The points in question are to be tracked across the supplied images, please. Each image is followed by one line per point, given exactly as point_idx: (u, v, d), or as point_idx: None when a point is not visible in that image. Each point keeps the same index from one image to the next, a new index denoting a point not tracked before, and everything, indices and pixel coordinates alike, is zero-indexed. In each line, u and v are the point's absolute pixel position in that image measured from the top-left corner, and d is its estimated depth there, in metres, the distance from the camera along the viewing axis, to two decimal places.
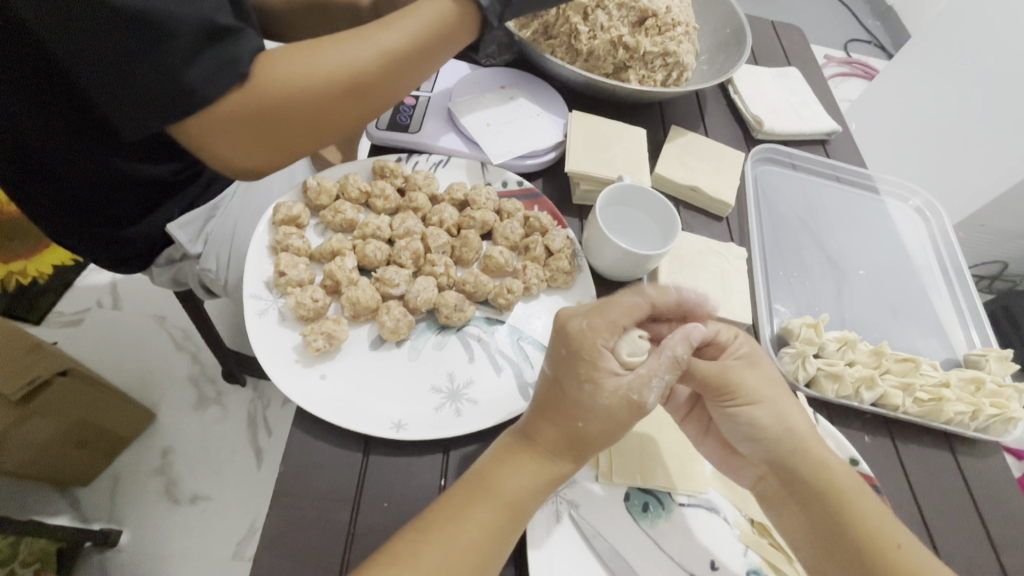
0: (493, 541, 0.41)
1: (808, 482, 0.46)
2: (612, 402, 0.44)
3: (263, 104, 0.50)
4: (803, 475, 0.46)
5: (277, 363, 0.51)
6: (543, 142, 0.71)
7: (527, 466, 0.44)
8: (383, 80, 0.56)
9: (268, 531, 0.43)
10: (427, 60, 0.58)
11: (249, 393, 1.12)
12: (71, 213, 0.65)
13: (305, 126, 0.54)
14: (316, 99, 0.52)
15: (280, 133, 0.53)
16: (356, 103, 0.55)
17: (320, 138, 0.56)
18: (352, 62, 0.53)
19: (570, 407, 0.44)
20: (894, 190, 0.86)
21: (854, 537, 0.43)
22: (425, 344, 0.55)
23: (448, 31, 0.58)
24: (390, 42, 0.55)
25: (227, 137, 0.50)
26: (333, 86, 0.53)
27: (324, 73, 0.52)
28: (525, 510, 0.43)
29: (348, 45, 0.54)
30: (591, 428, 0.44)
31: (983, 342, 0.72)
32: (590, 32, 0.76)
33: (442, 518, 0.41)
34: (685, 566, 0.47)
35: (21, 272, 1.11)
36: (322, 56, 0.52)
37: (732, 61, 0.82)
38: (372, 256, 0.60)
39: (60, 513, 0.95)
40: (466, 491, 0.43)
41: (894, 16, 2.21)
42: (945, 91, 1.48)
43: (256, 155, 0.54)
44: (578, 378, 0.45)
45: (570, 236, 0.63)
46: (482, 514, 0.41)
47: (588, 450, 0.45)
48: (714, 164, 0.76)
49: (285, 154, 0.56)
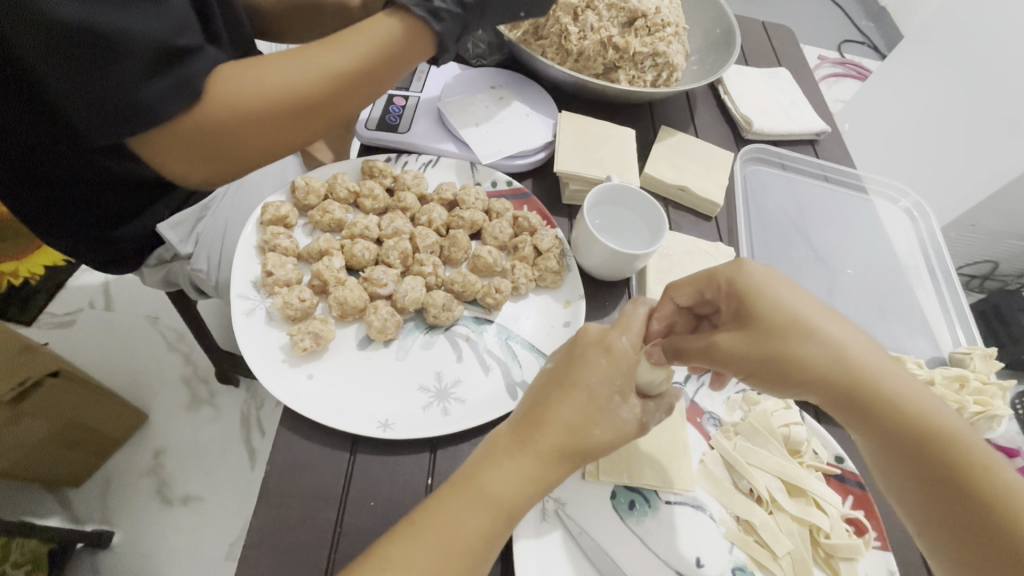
0: (482, 547, 0.40)
1: (854, 396, 0.42)
2: (627, 418, 0.45)
3: (206, 128, 0.49)
4: (844, 389, 0.42)
5: (264, 363, 0.51)
6: (532, 142, 0.71)
7: (524, 472, 0.42)
8: (333, 101, 0.54)
9: (253, 530, 0.43)
10: (382, 78, 0.57)
11: (242, 393, 1.12)
12: (61, 214, 0.64)
13: (251, 146, 0.53)
14: (260, 121, 0.51)
15: (228, 151, 0.52)
16: (304, 123, 0.54)
17: (270, 154, 0.56)
18: (298, 84, 0.52)
19: (597, 416, 0.43)
20: (883, 190, 0.87)
21: (917, 448, 0.39)
22: (413, 344, 0.55)
23: (401, 49, 0.56)
24: (338, 61, 0.53)
25: (173, 155, 0.50)
26: (278, 109, 0.51)
27: (268, 94, 0.51)
28: (516, 515, 0.42)
29: (295, 63, 0.52)
30: (600, 440, 0.43)
31: (968, 341, 0.72)
32: (580, 33, 0.77)
33: (435, 519, 0.40)
34: (671, 564, 0.47)
35: (13, 275, 1.08)
36: (266, 76, 0.51)
37: (721, 62, 0.83)
38: (360, 256, 0.60)
39: (52, 513, 0.94)
40: (455, 494, 0.41)
41: (888, 18, 2.22)
42: (936, 92, 1.49)
43: (204, 168, 0.53)
44: (603, 385, 0.44)
45: (558, 236, 0.63)
46: (478, 519, 0.40)
47: (588, 458, 0.44)
48: (703, 164, 0.76)
49: (236, 170, 0.56)
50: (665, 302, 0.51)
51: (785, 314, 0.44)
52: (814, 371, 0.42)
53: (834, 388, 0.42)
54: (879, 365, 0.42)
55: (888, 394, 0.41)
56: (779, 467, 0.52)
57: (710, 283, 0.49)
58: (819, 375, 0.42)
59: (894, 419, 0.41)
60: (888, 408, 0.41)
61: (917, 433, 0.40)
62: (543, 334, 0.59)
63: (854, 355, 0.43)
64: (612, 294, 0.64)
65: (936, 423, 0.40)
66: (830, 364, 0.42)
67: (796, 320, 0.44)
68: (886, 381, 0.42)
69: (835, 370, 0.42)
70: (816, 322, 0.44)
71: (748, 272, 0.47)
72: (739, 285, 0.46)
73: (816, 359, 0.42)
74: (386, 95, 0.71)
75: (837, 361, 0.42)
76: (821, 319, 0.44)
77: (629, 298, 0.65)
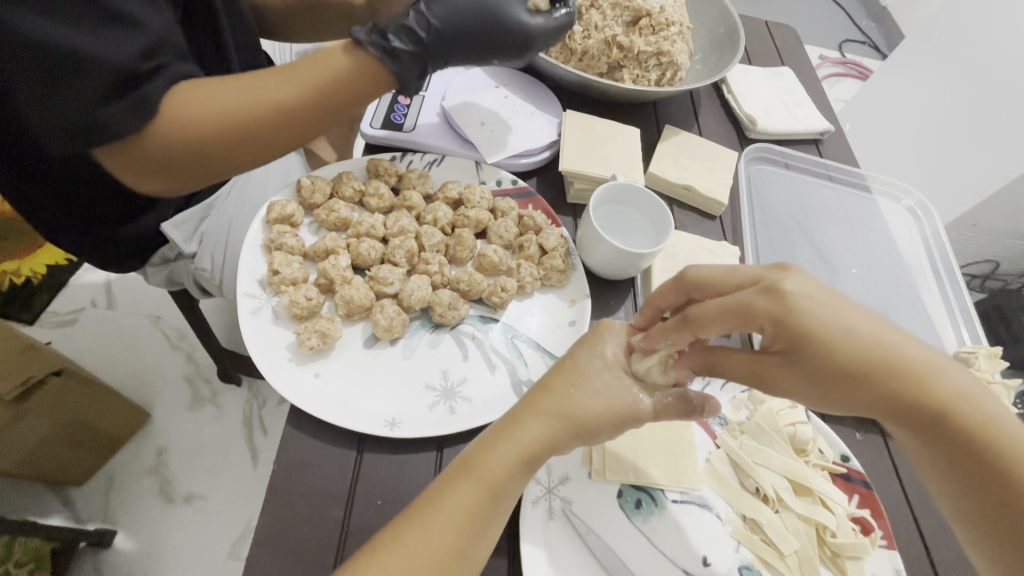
0: (474, 520, 0.41)
1: (908, 407, 0.37)
2: (613, 385, 0.45)
3: (148, 151, 0.47)
4: (899, 398, 0.37)
5: (270, 360, 0.51)
6: (537, 141, 0.71)
7: (506, 442, 0.42)
8: (281, 131, 0.51)
9: (261, 528, 0.43)
10: (336, 111, 0.53)
11: (244, 393, 1.12)
12: (61, 216, 0.64)
13: (198, 170, 0.51)
14: (205, 143, 0.48)
15: (177, 171, 0.49)
16: (249, 151, 0.51)
17: (220, 176, 0.53)
18: (242, 113, 0.48)
19: (573, 376, 0.45)
20: (887, 190, 0.87)
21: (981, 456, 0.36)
22: (419, 342, 0.55)
23: (356, 81, 0.52)
24: (287, 87, 0.50)
25: (125, 169, 0.49)
26: (223, 133, 0.48)
27: (211, 122, 0.47)
28: (505, 491, 0.42)
29: (239, 89, 0.49)
30: (588, 411, 0.43)
31: (972, 340, 0.72)
32: (584, 32, 0.78)
33: (427, 502, 0.41)
34: (677, 563, 0.47)
35: (15, 272, 1.12)
36: (210, 101, 0.47)
37: (726, 60, 0.82)
38: (367, 254, 0.60)
39: (55, 512, 0.94)
40: (451, 474, 0.42)
41: (889, 18, 2.22)
42: (937, 92, 1.49)
43: (158, 183, 0.51)
44: (584, 353, 0.46)
45: (564, 234, 0.63)
46: (465, 492, 0.41)
47: (578, 428, 0.43)
48: (708, 164, 0.76)
49: (190, 186, 0.53)
50: (684, 333, 0.43)
51: (835, 328, 0.38)
52: (861, 383, 0.38)
53: (887, 400, 0.38)
54: (932, 366, 0.38)
55: (946, 398, 0.37)
56: (786, 466, 0.52)
57: (750, 318, 0.39)
58: (871, 386, 0.37)
59: (950, 429, 0.37)
60: (943, 415, 0.37)
61: (970, 438, 0.36)
62: (549, 332, 0.59)
63: (907, 355, 0.38)
64: (618, 293, 0.64)
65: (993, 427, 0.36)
66: (881, 370, 0.37)
67: (843, 332, 0.38)
68: (939, 381, 0.37)
69: (885, 377, 0.37)
70: (866, 331, 0.38)
71: (787, 291, 0.39)
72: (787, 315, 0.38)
73: (863, 369, 0.37)
74: (391, 94, 0.71)
75: (885, 369, 0.37)
76: (868, 323, 0.39)
77: (634, 296, 0.65)
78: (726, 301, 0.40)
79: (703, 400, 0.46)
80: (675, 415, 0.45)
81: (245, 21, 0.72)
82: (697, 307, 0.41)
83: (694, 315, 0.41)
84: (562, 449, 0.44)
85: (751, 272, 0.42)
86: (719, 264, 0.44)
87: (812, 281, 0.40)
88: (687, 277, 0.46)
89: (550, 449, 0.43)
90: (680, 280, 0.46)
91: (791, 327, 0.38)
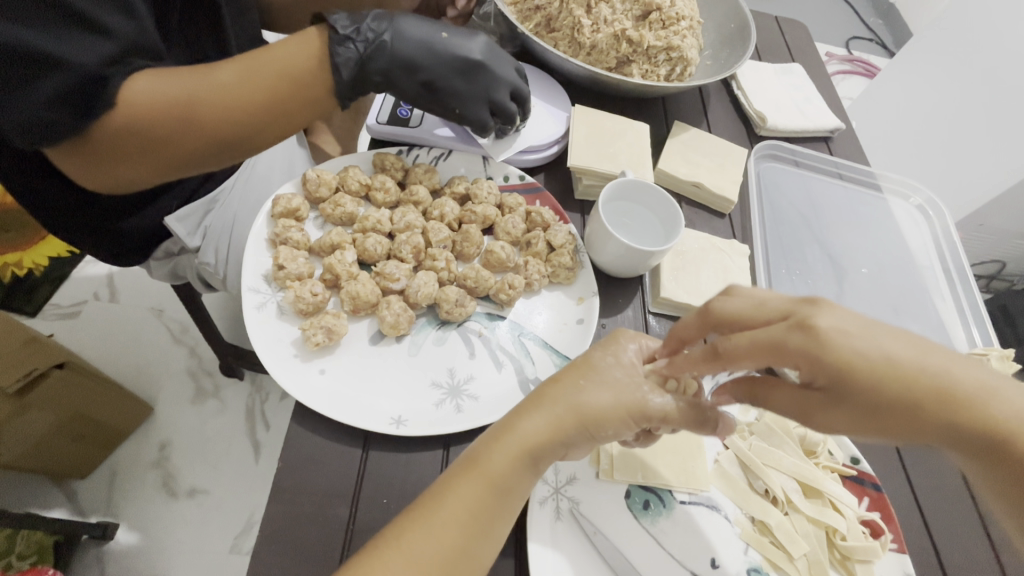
0: (475, 515, 0.40)
1: (972, 436, 0.35)
2: (623, 379, 0.44)
3: (95, 140, 0.45)
4: (949, 424, 0.35)
5: (276, 356, 0.51)
6: (545, 137, 0.70)
7: (508, 440, 0.42)
8: (220, 118, 0.46)
9: (266, 527, 0.43)
10: (290, 111, 0.49)
11: (247, 386, 1.12)
12: (63, 213, 0.64)
13: (146, 164, 0.48)
14: (138, 123, 0.44)
15: (119, 158, 0.46)
16: (191, 144, 0.47)
17: (172, 176, 0.50)
18: (184, 96, 0.45)
19: (586, 371, 0.44)
20: (897, 188, 0.86)
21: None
22: (425, 339, 0.55)
23: (307, 76, 0.49)
24: (236, 72, 0.47)
25: (75, 160, 0.47)
26: (161, 114, 0.45)
27: (155, 106, 0.45)
28: (508, 488, 0.41)
29: (190, 75, 0.46)
30: (596, 406, 0.42)
31: (983, 341, 0.72)
32: (593, 26, 0.76)
33: (429, 498, 0.41)
34: (686, 565, 0.47)
35: (16, 264, 1.12)
36: (163, 83, 0.45)
37: (736, 56, 0.82)
38: (372, 250, 0.60)
39: (58, 505, 0.94)
40: (457, 469, 0.42)
41: (897, 16, 2.20)
42: (943, 91, 1.48)
43: (104, 175, 0.48)
44: (597, 352, 0.46)
45: (572, 232, 0.63)
46: (466, 489, 0.40)
47: (594, 423, 0.42)
48: (718, 161, 0.75)
49: (141, 186, 0.51)
50: (714, 365, 0.40)
51: (870, 353, 0.35)
52: (909, 417, 0.35)
53: (942, 427, 0.35)
54: (985, 392, 0.36)
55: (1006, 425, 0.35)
56: (795, 468, 0.52)
57: (784, 355, 0.36)
58: (926, 420, 0.35)
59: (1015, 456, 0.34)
60: (1003, 438, 0.34)
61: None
62: (557, 331, 0.58)
63: (948, 379, 0.35)
64: (626, 290, 0.64)
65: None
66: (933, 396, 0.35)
67: (881, 354, 0.35)
68: (991, 404, 0.35)
69: (937, 404, 0.35)
70: (913, 357, 0.36)
71: (822, 328, 0.36)
72: (814, 328, 0.36)
73: (912, 399, 0.35)
74: None
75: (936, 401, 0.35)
76: (909, 350, 0.36)
77: (642, 294, 0.64)
78: (758, 337, 0.37)
79: (716, 419, 0.45)
80: (684, 420, 0.43)
81: (247, 13, 0.71)
82: (727, 340, 0.38)
83: (724, 347, 0.38)
84: (568, 447, 0.43)
85: (782, 306, 0.39)
86: (750, 297, 0.40)
87: (845, 315, 0.37)
88: (711, 310, 0.42)
89: (554, 444, 0.42)
90: (705, 313, 0.43)
91: (833, 364, 0.35)
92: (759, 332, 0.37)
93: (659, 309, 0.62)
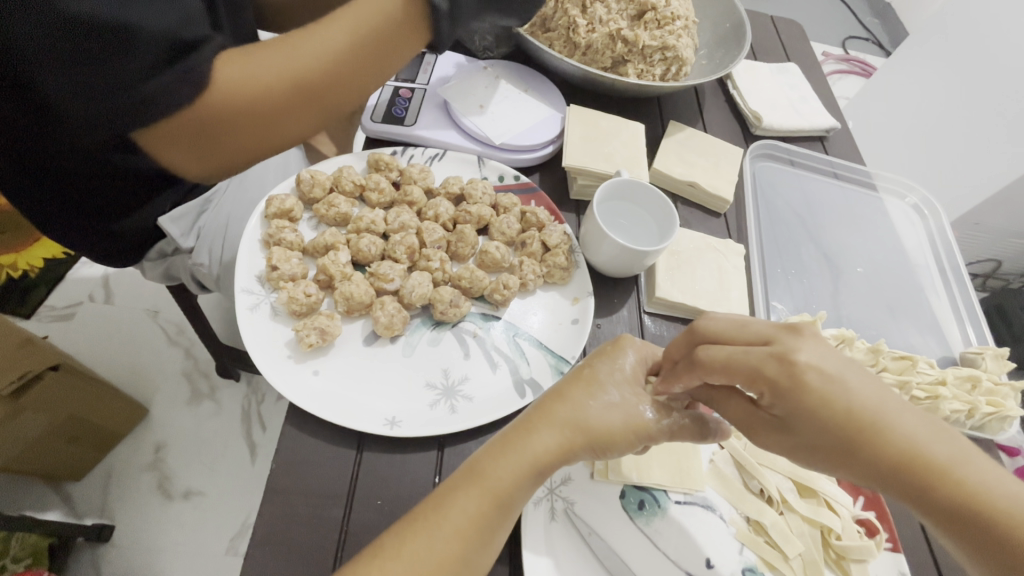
0: (477, 528, 0.40)
1: (904, 475, 0.36)
2: (629, 399, 0.44)
3: (205, 122, 0.48)
4: (880, 462, 0.36)
5: (270, 358, 0.50)
6: (540, 136, 0.70)
7: (515, 453, 0.42)
8: (325, 87, 0.50)
9: (259, 530, 0.43)
10: (381, 66, 0.52)
11: (243, 388, 1.11)
12: (68, 215, 0.63)
13: (249, 137, 0.51)
14: (250, 105, 0.48)
15: (230, 138, 0.50)
16: (297, 114, 0.51)
17: (272, 147, 0.54)
18: (289, 73, 0.48)
19: (594, 385, 0.44)
20: (892, 187, 0.86)
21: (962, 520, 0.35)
22: (420, 340, 0.54)
23: (399, 32, 0.50)
24: (330, 43, 0.49)
25: (184, 145, 0.50)
26: (270, 93, 0.48)
27: (254, 88, 0.47)
28: (511, 502, 0.41)
29: (289, 48, 0.48)
30: (603, 426, 0.43)
31: (978, 340, 0.72)
32: (588, 25, 0.76)
33: (425, 510, 0.40)
34: (681, 565, 0.46)
35: (12, 266, 1.12)
36: (266, 63, 0.48)
37: (732, 56, 0.82)
38: (367, 250, 0.60)
39: (53, 508, 0.94)
40: (460, 482, 0.41)
41: (893, 16, 2.20)
42: (939, 90, 1.48)
43: (211, 154, 0.52)
44: (603, 366, 0.46)
45: (567, 232, 0.63)
46: (467, 502, 0.40)
47: (600, 444, 0.43)
48: (712, 160, 0.75)
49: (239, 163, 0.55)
50: (692, 376, 0.42)
51: (831, 394, 0.36)
52: (845, 448, 0.37)
53: (875, 465, 0.36)
54: (925, 435, 0.37)
55: (941, 463, 0.36)
56: (789, 467, 0.52)
57: (756, 379, 0.38)
58: (859, 455, 0.37)
59: (945, 490, 0.35)
60: (934, 481, 0.35)
61: (965, 504, 0.35)
62: (552, 332, 0.58)
63: (892, 424, 0.37)
64: (620, 290, 0.64)
65: (989, 492, 0.35)
66: (868, 436, 0.36)
67: (843, 398, 0.37)
68: (930, 448, 0.36)
69: (874, 443, 0.36)
70: (869, 399, 0.37)
71: (800, 363, 0.37)
72: (796, 363, 0.37)
73: (853, 432, 0.37)
74: (392, 86, 0.70)
75: (876, 432, 0.36)
76: (867, 393, 0.37)
77: (637, 294, 0.64)
78: (734, 357, 0.39)
79: (716, 428, 0.46)
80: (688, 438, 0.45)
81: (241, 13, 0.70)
82: (706, 352, 0.41)
83: (702, 358, 0.41)
84: (573, 460, 0.44)
85: (763, 330, 0.40)
86: (736, 318, 0.42)
87: (824, 351, 0.38)
88: (699, 326, 0.44)
89: (560, 461, 0.42)
90: (692, 330, 0.44)
91: (795, 398, 0.37)
92: (738, 352, 0.39)
93: (654, 309, 0.62)
